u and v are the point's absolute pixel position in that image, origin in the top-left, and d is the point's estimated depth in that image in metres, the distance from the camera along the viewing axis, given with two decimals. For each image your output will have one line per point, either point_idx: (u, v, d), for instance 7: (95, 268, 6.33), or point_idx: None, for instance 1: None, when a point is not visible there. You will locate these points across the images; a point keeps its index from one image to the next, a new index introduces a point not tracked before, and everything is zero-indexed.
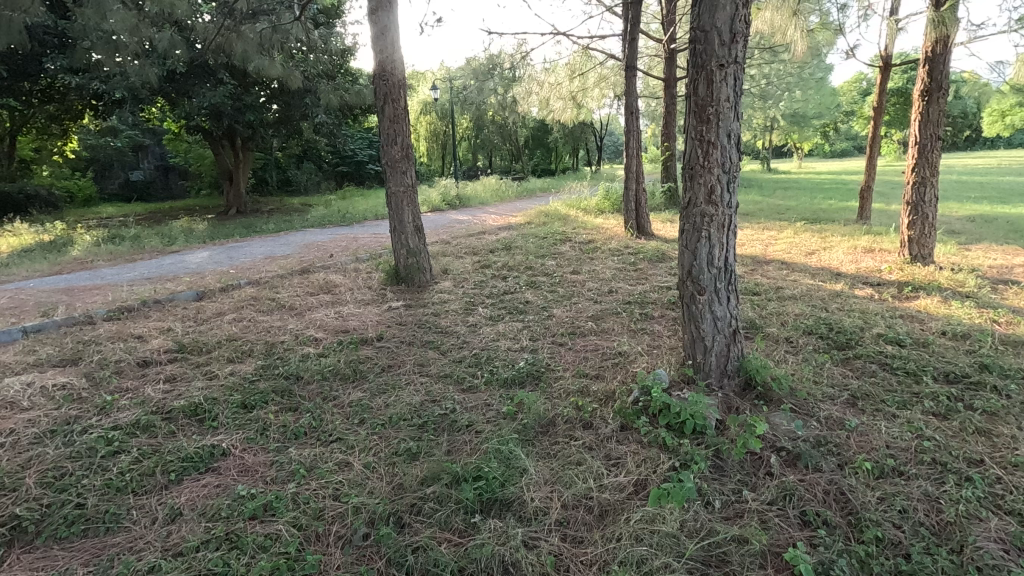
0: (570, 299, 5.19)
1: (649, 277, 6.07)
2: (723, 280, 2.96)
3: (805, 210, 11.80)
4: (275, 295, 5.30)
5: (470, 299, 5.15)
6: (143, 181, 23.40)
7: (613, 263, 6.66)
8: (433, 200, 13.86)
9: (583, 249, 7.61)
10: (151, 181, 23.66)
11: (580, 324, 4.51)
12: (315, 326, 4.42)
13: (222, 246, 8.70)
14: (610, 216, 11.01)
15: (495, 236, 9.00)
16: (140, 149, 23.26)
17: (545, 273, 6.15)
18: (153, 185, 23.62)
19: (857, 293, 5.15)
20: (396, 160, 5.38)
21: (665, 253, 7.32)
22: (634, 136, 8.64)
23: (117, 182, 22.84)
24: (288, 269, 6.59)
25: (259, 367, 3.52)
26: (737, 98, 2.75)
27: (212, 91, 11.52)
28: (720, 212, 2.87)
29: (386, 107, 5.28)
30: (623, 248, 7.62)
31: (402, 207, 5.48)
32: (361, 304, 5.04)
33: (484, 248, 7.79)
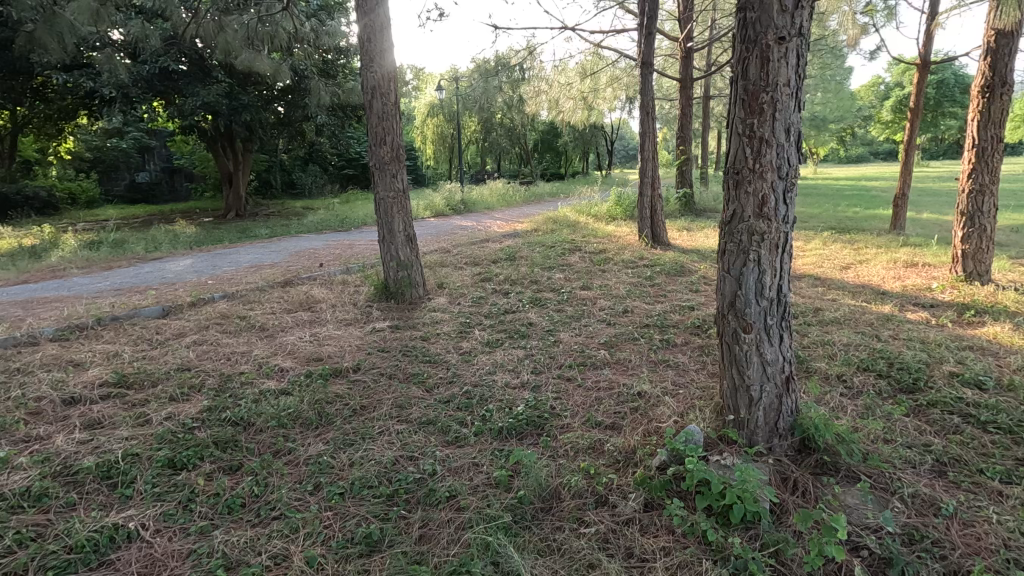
0: (578, 320, 4.58)
1: (668, 294, 5.44)
2: (776, 315, 2.34)
3: (830, 218, 11.11)
4: (247, 313, 4.72)
5: (466, 320, 4.54)
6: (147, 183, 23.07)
7: (626, 277, 6.04)
8: (436, 204, 13.30)
9: (592, 260, 6.99)
10: (158, 183, 23.28)
11: (590, 352, 3.88)
12: (284, 353, 3.83)
13: (209, 253, 8.18)
14: (623, 223, 10.38)
15: (499, 244, 8.40)
16: (145, 151, 22.98)
17: (550, 288, 5.54)
18: (158, 187, 23.23)
19: (909, 316, 4.49)
20: (386, 162, 4.80)
21: (683, 266, 6.69)
22: (649, 138, 8.02)
23: (123, 184, 22.48)
24: (270, 280, 6.02)
25: (203, 409, 2.92)
26: (799, 83, 2.13)
27: (207, 90, 11.03)
28: (774, 230, 2.24)
29: (374, 102, 4.70)
30: (637, 260, 7.01)
31: (392, 214, 4.90)
32: (343, 324, 4.45)
33: (486, 258, 7.20)
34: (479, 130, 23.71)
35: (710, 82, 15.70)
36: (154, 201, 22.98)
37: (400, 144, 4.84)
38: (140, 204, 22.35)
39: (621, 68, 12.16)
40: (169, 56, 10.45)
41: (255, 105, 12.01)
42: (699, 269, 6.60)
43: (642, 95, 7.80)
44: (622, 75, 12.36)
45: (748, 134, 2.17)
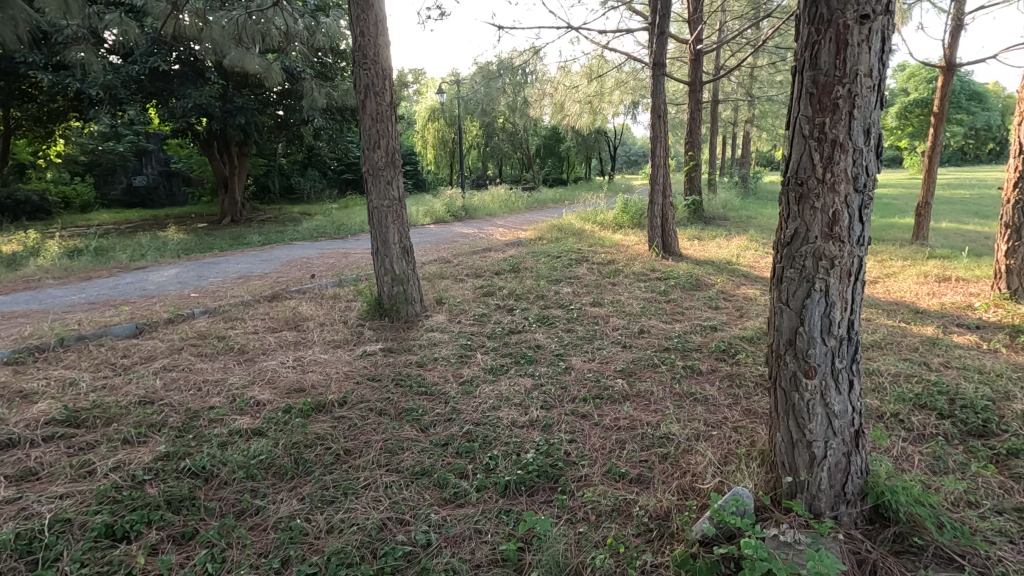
0: (590, 342, 4.15)
1: (686, 311, 5.03)
2: (845, 357, 1.92)
3: None
4: (227, 332, 4.30)
5: (466, 343, 4.11)
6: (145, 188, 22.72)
7: (638, 292, 5.62)
8: (437, 210, 12.90)
9: (601, 272, 6.57)
10: (155, 187, 22.89)
11: (607, 383, 3.45)
12: (262, 382, 3.41)
13: (196, 261, 7.76)
14: (630, 231, 9.98)
15: (501, 254, 7.99)
16: (142, 154, 22.64)
17: (558, 305, 5.12)
18: (155, 192, 22.84)
19: (956, 340, 4.07)
20: (380, 167, 4.39)
21: (699, 279, 6.27)
22: (661, 143, 7.62)
23: (120, 188, 22.08)
24: (256, 294, 5.60)
25: (159, 455, 2.49)
26: (883, 74, 1.72)
27: (200, 92, 10.66)
28: (846, 254, 1.83)
29: (368, 103, 4.29)
30: (648, 272, 6.59)
31: (386, 224, 4.49)
32: (332, 347, 4.03)
33: (488, 270, 6.79)
34: (480, 134, 23.35)
35: (718, 86, 15.31)
36: (151, 206, 22.59)
37: (396, 148, 4.43)
38: (136, 208, 21.94)
39: (627, 71, 11.78)
40: (161, 56, 10.09)
41: (250, 107, 11.63)
42: (716, 282, 6.18)
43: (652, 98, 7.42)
44: (629, 78, 11.98)
45: (816, 136, 1.77)
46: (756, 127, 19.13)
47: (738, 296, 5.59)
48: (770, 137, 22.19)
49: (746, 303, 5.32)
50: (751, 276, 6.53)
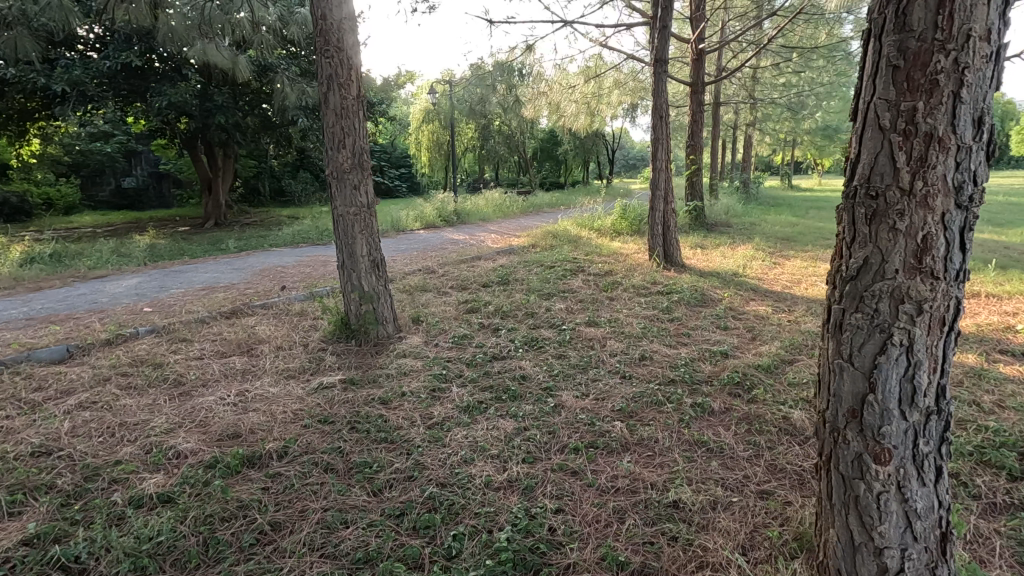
0: (583, 373, 3.61)
1: (692, 332, 4.50)
2: (930, 437, 1.38)
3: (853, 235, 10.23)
4: (167, 356, 3.73)
5: (441, 372, 3.57)
6: (134, 189, 22.16)
7: (638, 309, 5.10)
8: (427, 214, 12.37)
9: (597, 286, 6.04)
10: (144, 189, 22.36)
11: (603, 427, 2.89)
12: (192, 425, 2.85)
13: (162, 270, 7.21)
14: (629, 239, 9.46)
15: (491, 263, 7.47)
16: (132, 154, 22.05)
17: (549, 325, 4.58)
18: (145, 194, 22.32)
19: (1004, 371, 3.55)
20: (344, 170, 3.84)
21: (704, 294, 5.75)
22: (662, 145, 7.08)
23: (108, 189, 21.55)
24: (214, 309, 5.04)
25: (25, 539, 1.95)
26: (1002, 37, 1.19)
27: (176, 89, 10.13)
28: (940, 297, 1.30)
29: (330, 97, 3.75)
30: (650, 285, 6.07)
31: (352, 234, 3.94)
32: (285, 377, 3.48)
33: (476, 282, 6.25)
34: (476, 137, 22.86)
35: (720, 88, 14.83)
36: (139, 208, 22.05)
37: (364, 148, 3.90)
38: (124, 210, 21.39)
39: (626, 71, 11.29)
40: (133, 51, 9.55)
41: (230, 106, 11.11)
42: (723, 298, 5.65)
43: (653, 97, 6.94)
44: (628, 79, 11.50)
45: (902, 127, 1.24)
46: (757, 131, 18.68)
47: (750, 314, 5.07)
48: (772, 141, 21.75)
49: (759, 323, 4.79)
50: (760, 290, 6.02)
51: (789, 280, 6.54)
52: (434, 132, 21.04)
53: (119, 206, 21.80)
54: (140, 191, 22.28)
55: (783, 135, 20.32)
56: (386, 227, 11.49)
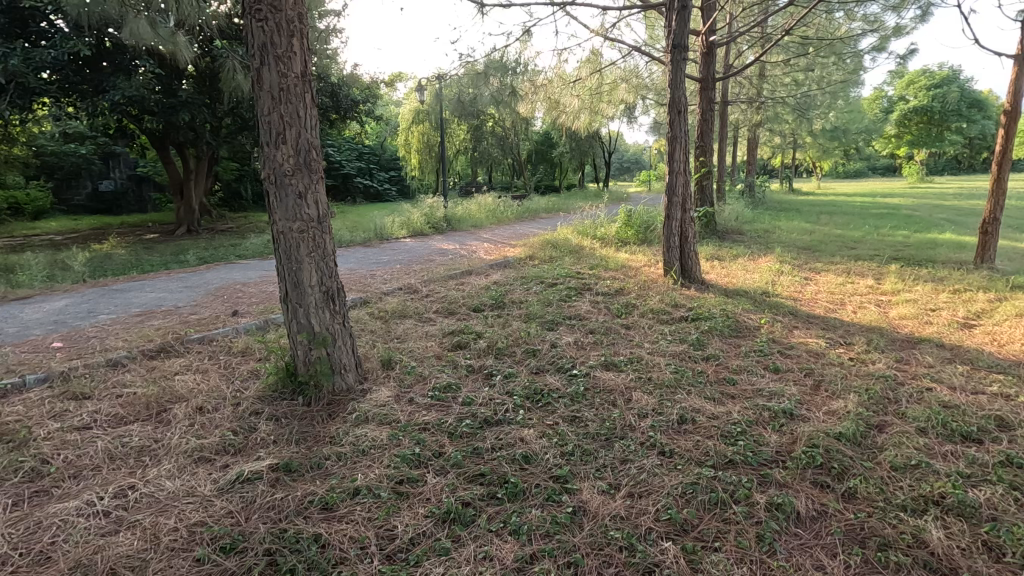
0: (607, 450, 2.65)
1: (736, 378, 3.55)
2: None
3: (878, 244, 9.37)
4: (38, 427, 2.74)
5: (414, 451, 2.61)
6: (112, 193, 20.77)
7: (663, 344, 4.15)
8: (414, 221, 11.40)
9: (608, 310, 5.11)
10: (123, 193, 21.08)
11: (649, 558, 1.94)
12: (21, 565, 1.86)
13: (101, 288, 6.20)
14: (636, 249, 8.57)
15: (485, 279, 6.53)
16: (110, 155, 20.61)
17: (555, 368, 3.62)
18: (124, 198, 21.07)
19: None
20: (286, 174, 2.87)
21: (738, 320, 4.82)
22: (680, 144, 6.13)
23: (83, 193, 20.35)
24: (137, 346, 4.03)
25: None
26: None
27: (133, 82, 9.16)
28: None
29: (266, 73, 2.78)
30: (670, 309, 5.14)
31: (299, 257, 2.97)
32: (194, 460, 2.50)
33: (465, 305, 5.29)
34: (468, 138, 21.93)
35: (725, 86, 13.98)
36: (118, 213, 20.74)
37: (313, 142, 2.93)
38: (99, 215, 20.24)
39: (630, 66, 10.41)
40: (83, 40, 8.57)
41: (196, 102, 10.12)
42: (760, 326, 4.72)
43: (669, 89, 6.06)
44: (631, 75, 10.60)
45: None
46: (761, 131, 17.87)
47: (800, 349, 4.14)
48: (775, 143, 20.98)
49: (814, 362, 3.86)
50: (801, 314, 5.09)
51: (829, 300, 5.62)
52: (424, 133, 20.08)
53: (96, 211, 20.59)
54: (118, 194, 20.88)
55: (788, 137, 19.54)
56: (369, 235, 10.50)
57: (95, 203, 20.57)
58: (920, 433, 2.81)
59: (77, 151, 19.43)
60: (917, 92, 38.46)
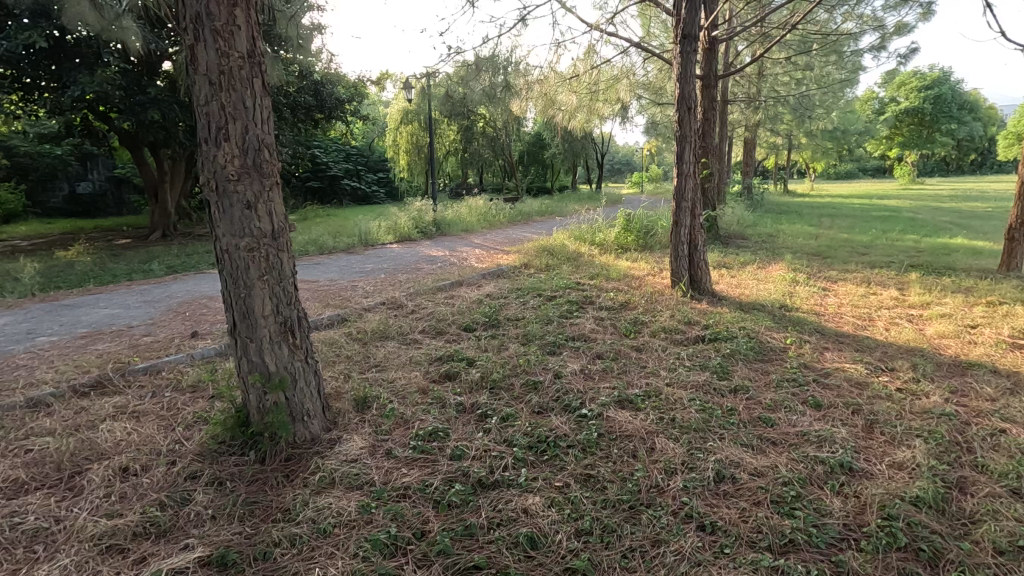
0: (633, 525, 2.11)
1: (774, 418, 3.02)
2: None
3: (889, 250, 8.94)
4: None
5: (390, 532, 2.04)
6: (91, 195, 20.08)
7: (682, 372, 3.62)
8: (402, 225, 10.84)
9: (616, 330, 4.58)
10: (102, 195, 20.33)
11: None
12: None
13: (50, 304, 5.59)
14: (637, 256, 8.08)
15: (477, 292, 5.99)
16: (88, 157, 19.89)
17: (561, 406, 3.08)
18: (102, 199, 20.22)
19: None
20: (230, 178, 2.30)
21: (761, 341, 4.31)
22: (690, 145, 5.59)
23: (61, 195, 19.51)
24: (69, 379, 3.44)
25: None
26: None
27: (95, 78, 8.49)
28: None
29: (204, 51, 2.20)
30: (684, 327, 4.62)
31: (250, 281, 2.40)
32: (100, 552, 1.92)
33: (455, 323, 4.74)
34: (458, 139, 21.36)
35: (724, 86, 13.57)
36: (97, 216, 19.88)
37: (264, 139, 2.36)
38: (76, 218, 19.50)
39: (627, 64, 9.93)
40: (39, 30, 7.92)
41: (168, 99, 9.40)
42: (787, 348, 4.21)
43: (677, 84, 5.57)
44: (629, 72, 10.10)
45: None
46: (758, 132, 17.48)
47: (838, 377, 3.63)
48: (770, 144, 20.67)
49: (859, 395, 3.34)
50: (829, 333, 4.59)
51: (855, 315, 5.15)
52: (413, 134, 19.48)
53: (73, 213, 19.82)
54: (97, 196, 20.21)
55: (785, 138, 19.20)
56: (353, 240, 9.93)
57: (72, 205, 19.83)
58: (1016, 497, 2.28)
59: (53, 151, 18.67)
60: (908, 93, 38.42)
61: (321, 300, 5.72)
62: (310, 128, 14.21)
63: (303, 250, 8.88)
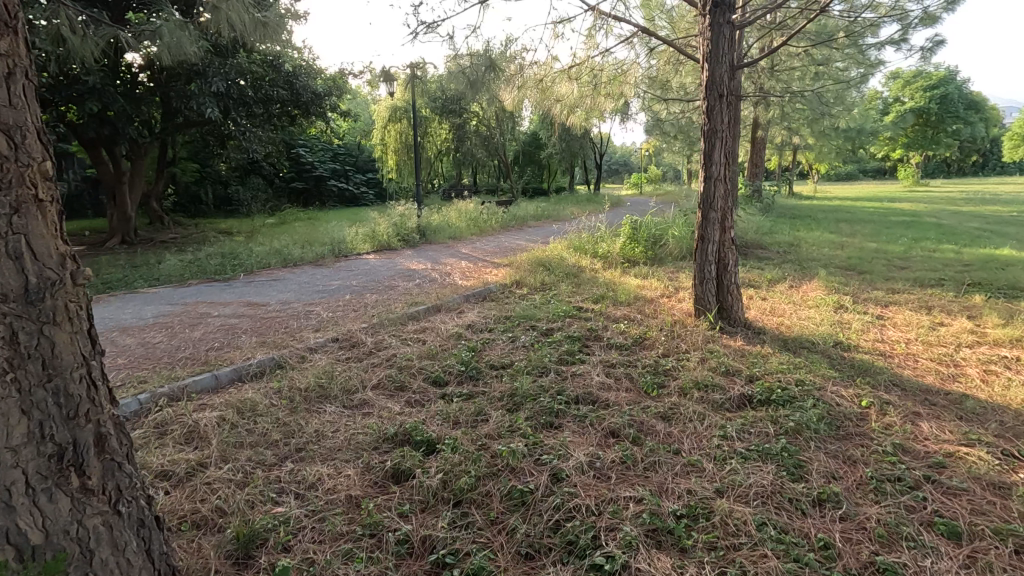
0: None
1: (899, 568, 1.91)
2: None
3: (930, 262, 7.89)
4: None
5: None
6: (66, 196, 18.30)
7: (736, 466, 2.52)
8: (382, 232, 9.72)
9: (633, 388, 3.46)
10: (79, 196, 18.59)
11: None
12: None
13: None
14: (646, 271, 6.99)
15: (455, 321, 4.88)
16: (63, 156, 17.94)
17: (561, 547, 1.97)
18: (79, 200, 18.54)
19: None
20: None
21: (829, 403, 3.21)
22: (722, 144, 4.46)
23: None
24: None
25: None
26: None
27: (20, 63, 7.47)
28: None
29: None
30: (723, 380, 3.52)
31: None
32: None
33: (420, 374, 3.61)
34: (450, 138, 20.25)
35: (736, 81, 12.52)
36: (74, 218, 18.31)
37: None
38: None
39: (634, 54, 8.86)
40: None
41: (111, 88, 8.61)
42: (868, 416, 3.10)
43: (705, 64, 4.46)
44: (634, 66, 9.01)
45: None
46: (768, 131, 16.43)
47: (959, 469, 2.53)
48: (778, 145, 19.68)
49: (1007, 511, 2.25)
50: (913, 388, 3.49)
51: (934, 358, 4.05)
52: (402, 133, 18.34)
53: None
54: (73, 198, 18.42)
55: (795, 138, 18.16)
56: (324, 250, 8.81)
57: None
58: None
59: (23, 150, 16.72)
60: (913, 93, 37.55)
61: (261, 333, 4.59)
62: (287, 125, 13.06)
63: (264, 262, 7.71)
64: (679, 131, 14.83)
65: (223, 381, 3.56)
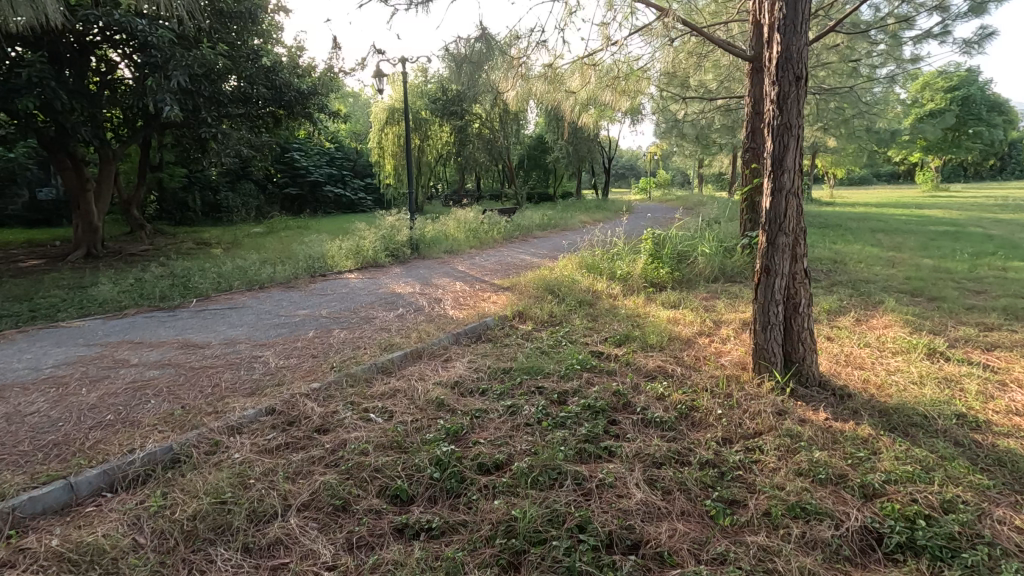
0: None
1: None
2: None
3: (1010, 284, 6.68)
4: None
5: None
6: (54, 202, 17.29)
7: None
8: (368, 247, 8.59)
9: (692, 513, 2.28)
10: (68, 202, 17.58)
11: None
12: None
13: None
14: (675, 298, 5.81)
15: (436, 377, 3.71)
16: None
17: None
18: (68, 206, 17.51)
19: None
20: None
21: (1014, 553, 2.01)
22: (795, 150, 3.29)
23: (19, 203, 16.67)
24: None
25: None
26: None
27: None
28: None
29: None
30: (827, 497, 2.34)
31: None
32: None
33: (374, 484, 2.44)
34: (451, 141, 19.11)
35: None
36: (58, 225, 17.18)
37: None
38: (35, 229, 16.56)
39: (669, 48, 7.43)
40: None
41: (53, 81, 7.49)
42: None
43: (773, 37, 3.27)
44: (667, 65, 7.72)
45: None
46: None
47: None
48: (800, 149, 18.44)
49: None
50: None
51: None
52: (400, 136, 17.23)
53: (35, 224, 16.91)
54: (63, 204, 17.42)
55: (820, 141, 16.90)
56: (299, 268, 7.67)
57: (33, 214, 16.91)
58: None
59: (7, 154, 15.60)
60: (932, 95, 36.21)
61: (178, 397, 3.44)
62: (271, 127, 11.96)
63: (224, 286, 6.57)
64: (697, 135, 13.64)
65: (80, 494, 2.41)
